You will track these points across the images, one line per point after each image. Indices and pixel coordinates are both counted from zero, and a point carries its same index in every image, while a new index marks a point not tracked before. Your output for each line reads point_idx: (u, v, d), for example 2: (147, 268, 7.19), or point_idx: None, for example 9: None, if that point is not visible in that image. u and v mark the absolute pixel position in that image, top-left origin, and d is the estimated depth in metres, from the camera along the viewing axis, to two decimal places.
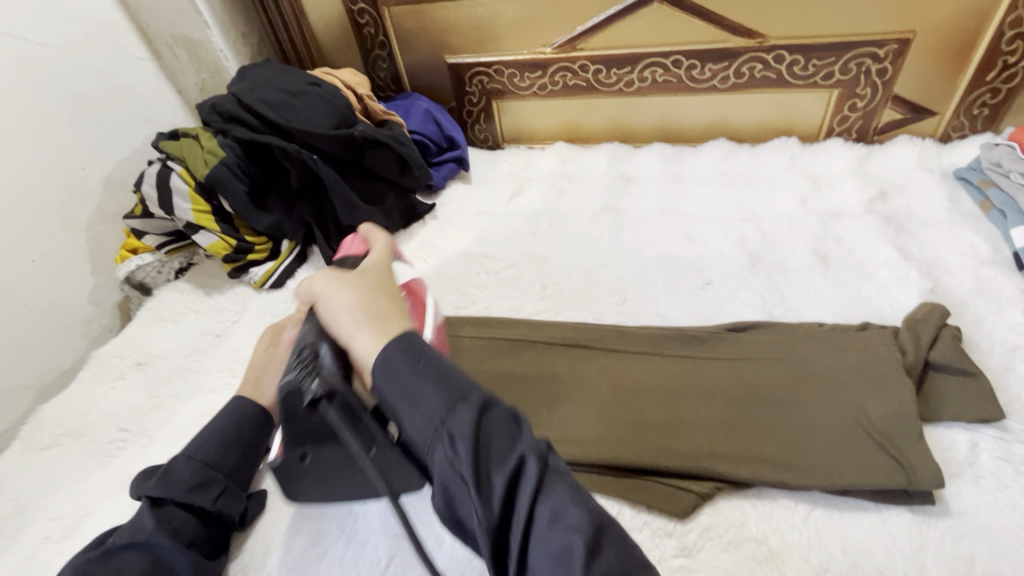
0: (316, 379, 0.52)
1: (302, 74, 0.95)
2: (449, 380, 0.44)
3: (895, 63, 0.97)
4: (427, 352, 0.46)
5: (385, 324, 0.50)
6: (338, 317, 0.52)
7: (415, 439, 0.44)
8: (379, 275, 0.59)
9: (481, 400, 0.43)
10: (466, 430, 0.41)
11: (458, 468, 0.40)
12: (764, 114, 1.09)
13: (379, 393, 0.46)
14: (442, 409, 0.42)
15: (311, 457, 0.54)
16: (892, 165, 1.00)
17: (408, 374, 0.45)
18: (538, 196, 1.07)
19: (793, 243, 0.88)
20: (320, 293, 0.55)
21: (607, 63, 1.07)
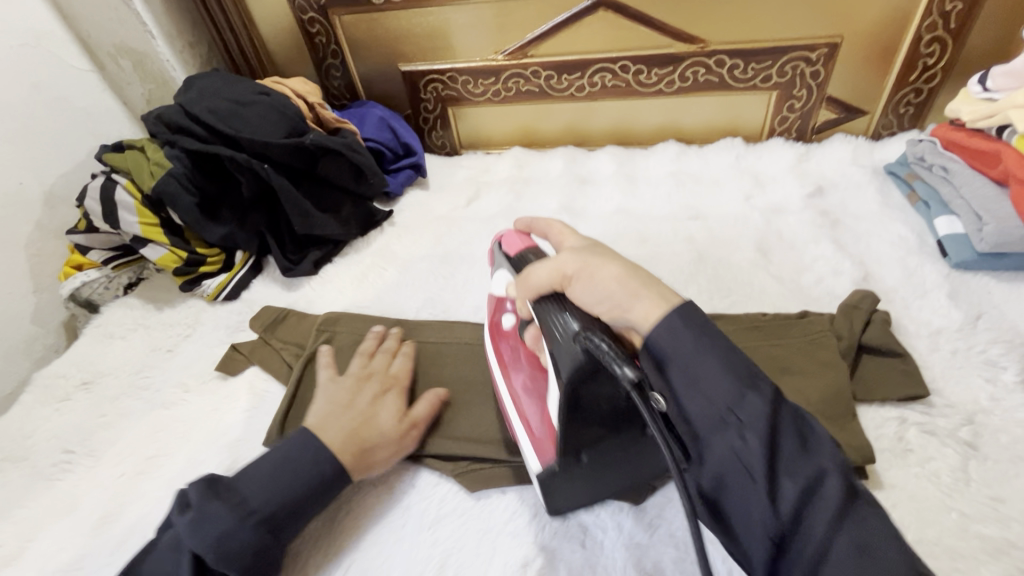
0: (628, 365, 0.43)
1: (251, 84, 0.94)
2: (734, 365, 0.45)
3: (826, 65, 1.03)
4: (710, 329, 0.46)
5: (654, 292, 0.50)
6: (604, 301, 0.51)
7: (694, 419, 0.44)
8: (600, 247, 0.57)
9: (771, 391, 0.43)
10: (761, 422, 0.42)
11: (746, 457, 0.41)
12: (710, 116, 1.13)
13: (657, 358, 0.47)
14: (733, 396, 0.43)
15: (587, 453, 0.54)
16: (828, 162, 1.05)
17: (692, 345, 0.46)
18: (496, 200, 1.08)
19: (739, 238, 0.92)
20: (576, 275, 0.52)
21: (558, 69, 1.10)
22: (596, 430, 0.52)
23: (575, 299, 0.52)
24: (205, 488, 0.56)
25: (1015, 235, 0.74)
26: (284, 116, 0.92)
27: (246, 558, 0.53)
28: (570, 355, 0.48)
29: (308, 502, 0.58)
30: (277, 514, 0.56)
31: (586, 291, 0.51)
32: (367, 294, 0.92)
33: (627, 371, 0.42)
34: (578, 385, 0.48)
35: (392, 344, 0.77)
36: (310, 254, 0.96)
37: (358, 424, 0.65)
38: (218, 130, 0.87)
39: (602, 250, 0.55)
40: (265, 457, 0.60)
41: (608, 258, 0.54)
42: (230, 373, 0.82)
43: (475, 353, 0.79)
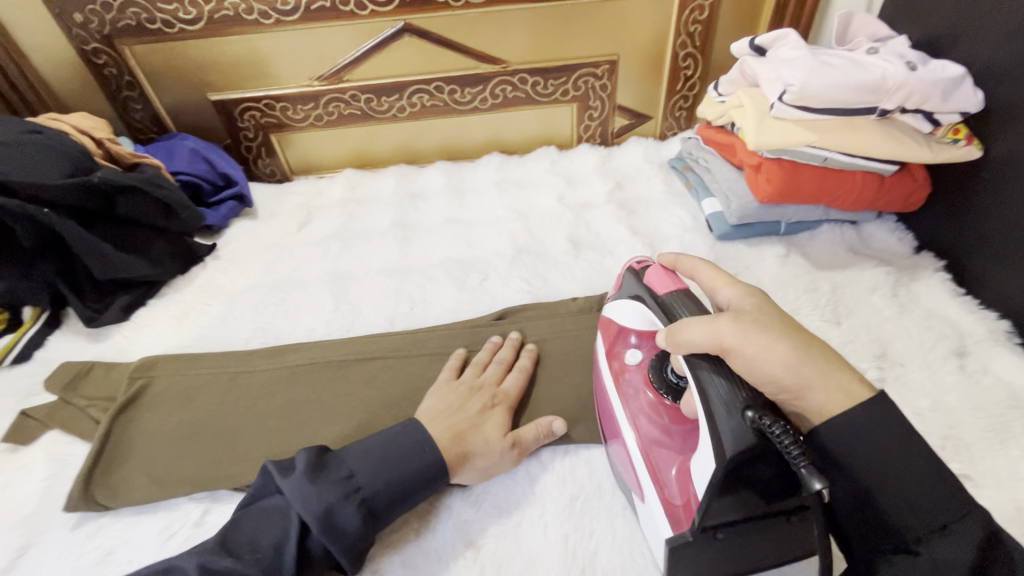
0: (818, 476, 0.41)
1: (16, 122, 0.85)
2: (916, 467, 0.45)
3: (611, 79, 1.19)
4: (913, 438, 0.46)
5: (830, 378, 0.50)
6: (772, 375, 0.50)
7: (858, 478, 0.47)
8: (764, 310, 0.53)
9: (978, 515, 0.43)
10: (957, 546, 0.42)
11: (906, 532, 0.44)
12: (527, 128, 1.24)
13: (828, 455, 0.49)
14: (938, 517, 0.44)
15: None
16: (626, 161, 1.21)
17: (871, 441, 0.47)
18: (328, 222, 1.09)
19: (553, 235, 1.03)
20: (736, 347, 0.50)
21: (376, 92, 1.14)
22: (741, 521, 0.45)
23: (728, 369, 0.50)
24: (313, 461, 0.58)
25: (752, 208, 0.93)
26: (65, 155, 0.85)
27: (350, 536, 0.56)
28: (733, 436, 0.46)
29: (406, 493, 0.59)
30: (378, 500, 0.58)
31: (745, 365, 0.51)
32: (189, 333, 0.88)
33: (816, 481, 0.41)
34: (742, 467, 0.45)
35: (507, 355, 0.76)
36: (116, 300, 0.89)
37: (463, 427, 0.65)
38: None
39: (760, 319, 0.52)
40: (368, 441, 0.62)
41: (772, 332, 0.51)
42: (21, 442, 0.72)
43: (309, 373, 0.79)
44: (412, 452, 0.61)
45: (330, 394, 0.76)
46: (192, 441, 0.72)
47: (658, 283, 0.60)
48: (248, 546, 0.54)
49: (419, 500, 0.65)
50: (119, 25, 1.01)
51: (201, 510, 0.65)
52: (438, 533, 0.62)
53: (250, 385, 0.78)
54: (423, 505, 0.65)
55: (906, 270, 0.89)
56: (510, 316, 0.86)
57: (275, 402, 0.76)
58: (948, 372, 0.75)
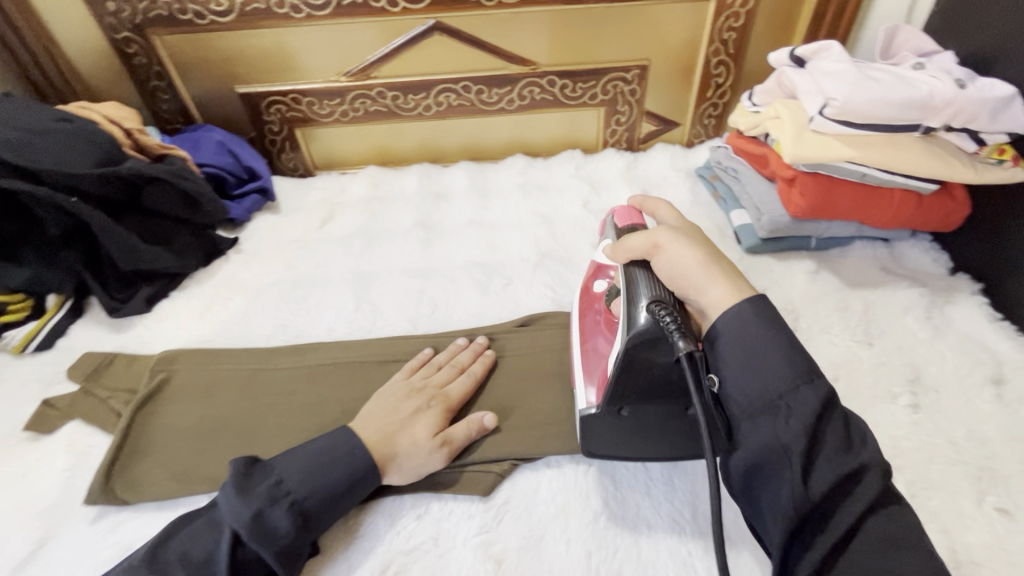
0: (685, 339, 0.53)
1: (48, 109, 0.85)
2: (797, 362, 0.51)
3: (640, 84, 1.17)
4: (777, 323, 0.53)
5: (736, 283, 0.58)
6: (682, 275, 0.60)
7: (738, 399, 0.52)
8: (693, 230, 0.65)
9: (828, 390, 0.49)
10: (808, 409, 0.48)
11: (783, 434, 0.48)
12: (552, 131, 1.23)
13: (714, 334, 0.55)
14: (787, 386, 0.50)
15: (628, 410, 0.60)
16: (652, 168, 1.19)
17: (756, 330, 0.53)
18: (351, 219, 1.08)
19: (577, 241, 1.01)
20: (665, 247, 0.62)
21: (402, 89, 1.13)
22: (643, 391, 0.58)
23: (656, 267, 0.62)
24: (244, 468, 0.59)
25: (783, 222, 0.91)
26: (94, 144, 0.84)
27: (281, 542, 0.56)
28: (642, 322, 0.58)
29: (339, 495, 0.60)
30: (312, 503, 0.58)
31: (668, 261, 0.61)
32: (210, 327, 0.87)
33: (682, 344, 0.53)
34: (641, 347, 0.58)
35: (464, 359, 0.76)
36: (140, 291, 0.89)
37: (393, 430, 0.65)
38: (8, 162, 0.78)
39: (695, 236, 0.63)
40: (301, 446, 0.62)
41: (698, 244, 0.62)
42: (43, 432, 0.72)
43: (329, 373, 0.78)
44: (345, 456, 0.62)
45: (350, 397, 0.75)
46: (213, 437, 0.71)
47: (626, 215, 0.75)
48: (176, 564, 0.55)
49: (440, 509, 0.64)
50: (150, 15, 1.01)
51: None
52: (459, 545, 0.61)
53: (270, 383, 0.77)
54: (444, 515, 0.64)
55: (940, 291, 0.87)
56: (534, 322, 0.85)
57: (295, 400, 0.75)
58: (983, 400, 0.72)
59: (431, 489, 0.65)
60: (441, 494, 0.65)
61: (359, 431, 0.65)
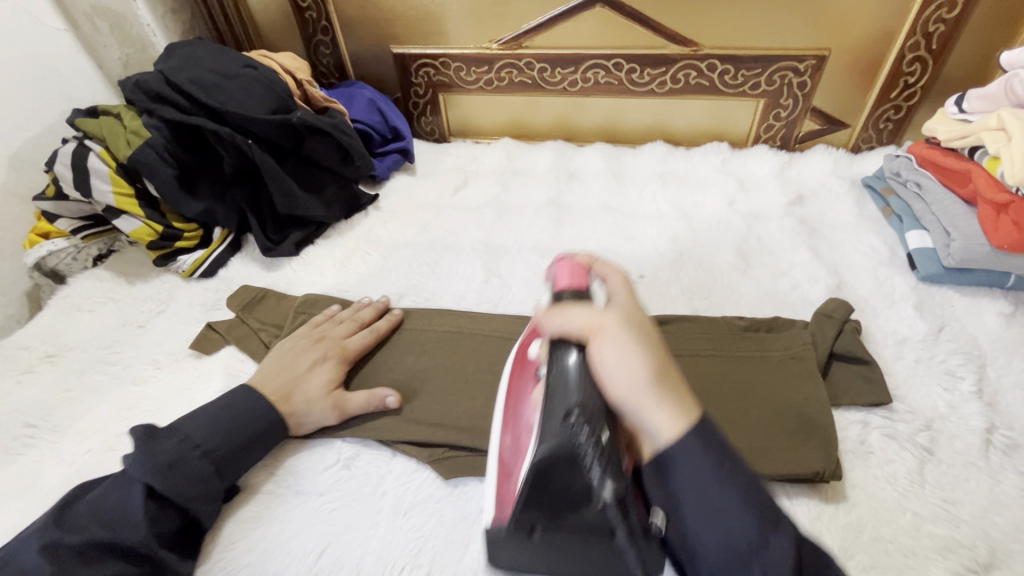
0: (610, 479, 0.41)
1: (236, 55, 0.91)
2: (758, 500, 0.43)
3: (813, 77, 1.05)
4: (731, 454, 0.44)
5: (681, 403, 0.46)
6: (622, 383, 0.47)
7: (709, 556, 0.42)
8: (645, 323, 0.53)
9: (816, 558, 0.42)
10: (784, 569, 0.40)
11: None
12: (698, 119, 1.14)
13: (660, 462, 0.45)
14: (756, 539, 0.41)
15: (540, 533, 0.45)
16: (809, 172, 1.07)
17: (712, 478, 0.43)
18: (483, 189, 1.08)
19: (719, 241, 0.93)
20: (609, 333, 0.50)
21: (551, 62, 1.10)
22: (548, 510, 0.43)
23: (591, 356, 0.49)
24: (146, 432, 0.60)
25: (980, 253, 0.77)
26: (271, 91, 0.90)
27: (192, 490, 0.58)
28: (555, 435, 0.44)
29: (248, 446, 0.64)
30: (222, 451, 0.62)
31: (605, 364, 0.48)
32: (348, 278, 0.91)
33: (606, 488, 0.40)
34: (552, 469, 0.41)
35: (364, 316, 0.80)
36: (291, 235, 0.95)
37: (290, 384, 0.70)
38: (200, 100, 0.85)
39: (647, 334, 0.51)
40: (206, 406, 0.65)
41: (647, 343, 0.50)
42: (205, 352, 0.79)
43: (456, 343, 0.79)
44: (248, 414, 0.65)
45: (476, 371, 0.75)
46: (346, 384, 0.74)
47: (567, 281, 0.58)
48: (89, 523, 0.55)
49: None
50: None
51: (352, 452, 0.68)
52: None
53: (400, 343, 0.79)
54: None
55: None
56: (661, 322, 0.78)
57: (422, 363, 0.76)
58: None
59: None
60: None
61: (260, 384, 0.69)
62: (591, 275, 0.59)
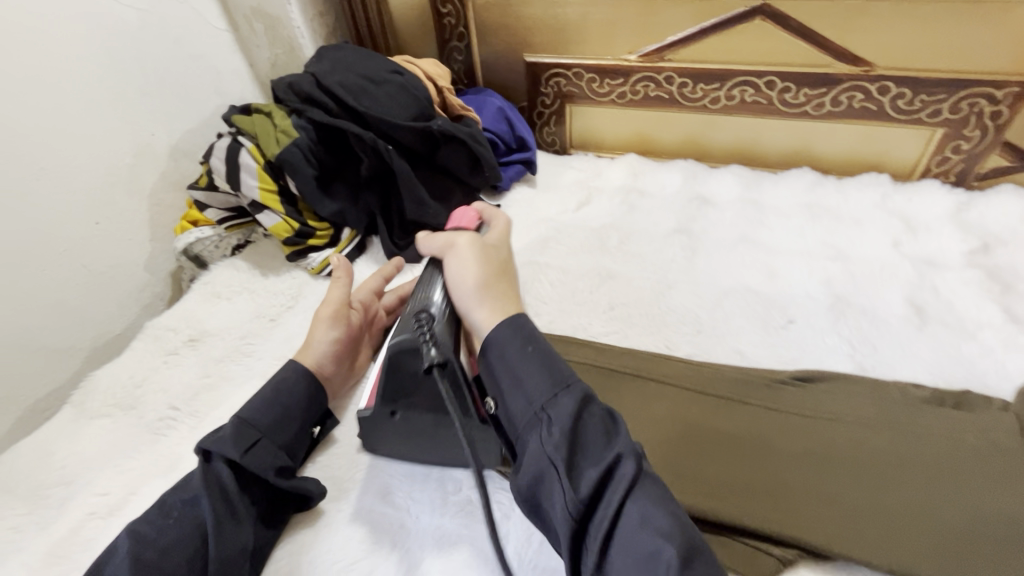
0: (435, 348, 0.56)
1: (383, 61, 0.93)
2: (553, 370, 0.51)
3: (1013, 106, 0.90)
4: (536, 337, 0.53)
5: (502, 304, 0.58)
6: (457, 286, 0.59)
7: (513, 413, 0.51)
8: (500, 255, 0.65)
9: (604, 410, 0.50)
10: (565, 418, 0.47)
11: (550, 449, 0.46)
12: (855, 147, 1.02)
13: (488, 362, 0.54)
14: (546, 395, 0.49)
15: (400, 414, 0.61)
16: (994, 216, 0.92)
17: (517, 355, 0.52)
18: (608, 208, 1.02)
19: (884, 290, 0.81)
20: (456, 248, 0.62)
21: (694, 77, 1.02)
22: (407, 396, 0.60)
23: (444, 268, 0.62)
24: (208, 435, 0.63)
25: None
26: (414, 98, 0.90)
27: (224, 440, 0.56)
28: (409, 328, 0.58)
29: (275, 395, 0.62)
30: (247, 406, 0.60)
31: (448, 267, 0.61)
32: None
33: (432, 352, 0.56)
34: (400, 353, 0.58)
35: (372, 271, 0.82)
36: (416, 242, 0.94)
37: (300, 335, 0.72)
38: (349, 104, 0.87)
39: (491, 256, 0.63)
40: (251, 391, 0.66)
41: (486, 262, 0.62)
42: None
43: (582, 375, 0.72)
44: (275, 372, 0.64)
45: None
46: None
47: (461, 220, 0.70)
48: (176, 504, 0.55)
49: None
50: None
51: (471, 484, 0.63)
52: None
53: None
54: None
55: None
56: (817, 379, 0.69)
57: None
58: None
59: None
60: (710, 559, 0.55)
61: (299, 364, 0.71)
62: (480, 223, 0.71)
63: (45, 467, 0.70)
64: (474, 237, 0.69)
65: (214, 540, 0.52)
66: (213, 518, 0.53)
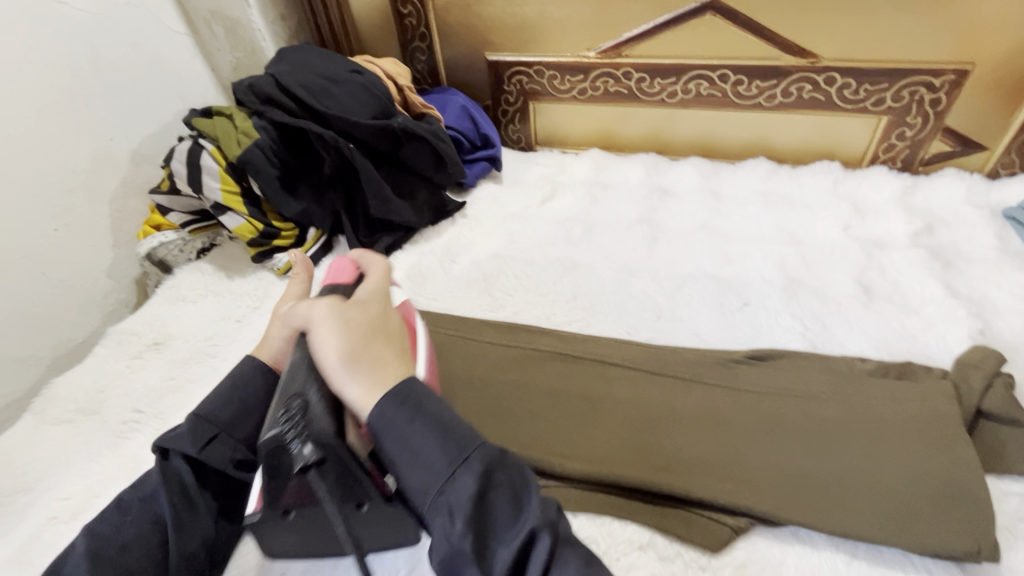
0: (311, 442, 0.47)
1: (343, 61, 0.94)
2: (450, 441, 0.47)
3: (950, 93, 0.94)
4: (426, 406, 0.49)
5: (382, 371, 0.51)
6: (326, 361, 0.50)
7: (412, 495, 0.47)
8: (376, 313, 0.57)
9: (512, 470, 0.48)
10: (466, 499, 0.45)
11: (460, 542, 0.44)
12: (806, 136, 1.06)
13: (379, 446, 0.48)
14: (443, 478, 0.46)
15: (295, 513, 0.53)
16: (937, 199, 0.97)
17: (410, 427, 0.47)
18: (572, 202, 1.04)
19: (834, 271, 0.85)
20: (314, 325, 0.53)
21: (651, 72, 1.05)
22: (302, 501, 0.52)
23: (309, 342, 0.52)
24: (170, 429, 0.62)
25: None
26: (375, 97, 0.91)
27: (181, 439, 0.55)
28: (271, 423, 0.48)
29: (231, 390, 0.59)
30: (203, 403, 0.58)
31: (313, 343, 0.52)
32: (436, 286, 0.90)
33: (307, 448, 0.47)
34: (269, 466, 0.47)
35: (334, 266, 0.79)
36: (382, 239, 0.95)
37: None
38: (309, 104, 0.87)
39: (357, 318, 0.54)
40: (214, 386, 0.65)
41: (356, 330, 0.53)
42: None
43: (543, 363, 0.74)
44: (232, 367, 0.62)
45: (564, 395, 0.70)
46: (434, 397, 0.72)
47: (337, 275, 0.62)
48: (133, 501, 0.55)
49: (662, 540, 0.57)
50: None
51: None
52: None
53: (481, 357, 0.75)
54: (671, 556, 0.56)
55: None
56: (770, 358, 0.72)
57: (500, 379, 0.72)
58: None
59: (654, 520, 0.58)
60: (667, 530, 0.58)
61: None
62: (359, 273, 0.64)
63: (4, 475, 0.69)
64: (349, 288, 0.60)
65: (176, 532, 0.53)
66: (170, 512, 0.53)
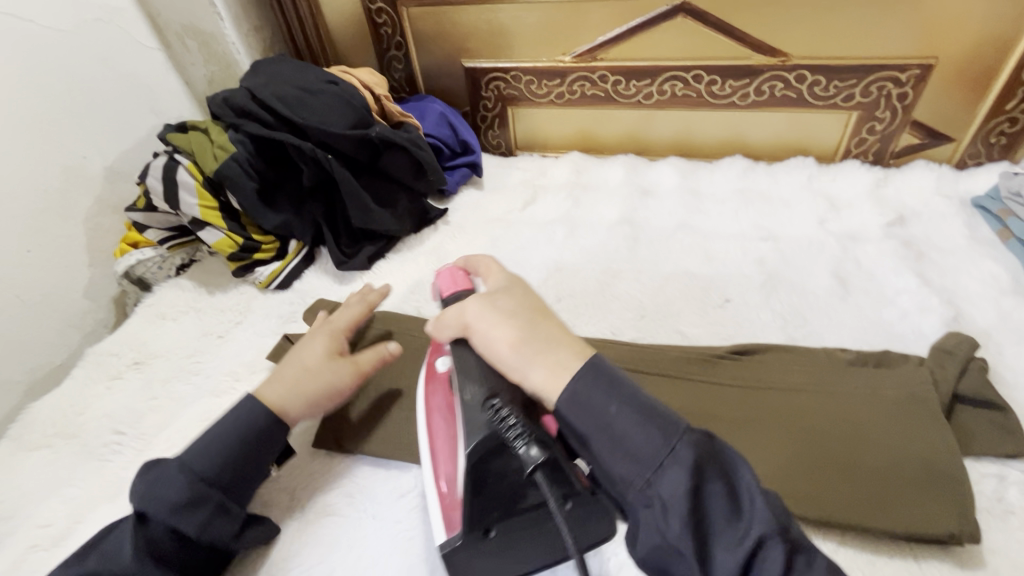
0: (533, 446, 0.50)
1: (318, 72, 0.93)
2: (654, 423, 0.46)
3: (916, 87, 0.97)
4: (620, 388, 0.48)
5: (556, 353, 0.52)
6: (499, 354, 0.55)
7: (617, 482, 0.47)
8: (515, 288, 0.61)
9: (709, 443, 0.45)
10: (673, 495, 0.42)
11: (674, 539, 0.42)
12: (781, 133, 1.08)
13: (579, 435, 0.49)
14: (651, 468, 0.44)
15: (495, 529, 0.54)
16: (908, 190, 0.99)
17: (610, 415, 0.47)
18: (554, 205, 1.05)
19: (812, 265, 0.86)
20: (473, 323, 0.57)
21: (626, 74, 1.06)
22: (502, 506, 0.53)
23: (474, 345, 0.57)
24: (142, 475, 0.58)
25: None
26: (352, 106, 0.91)
27: (174, 512, 0.54)
28: (479, 422, 0.53)
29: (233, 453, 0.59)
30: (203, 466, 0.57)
31: (478, 338, 0.56)
32: (420, 295, 0.89)
33: (531, 451, 0.49)
34: (484, 460, 0.53)
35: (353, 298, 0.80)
36: (364, 249, 0.95)
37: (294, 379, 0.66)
38: (285, 116, 0.87)
39: (519, 301, 0.58)
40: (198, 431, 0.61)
41: (519, 313, 0.56)
42: None
43: None
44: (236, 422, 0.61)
45: None
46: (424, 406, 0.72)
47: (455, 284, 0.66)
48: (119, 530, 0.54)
49: None
50: None
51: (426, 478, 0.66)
52: None
53: None
54: None
55: None
56: (752, 352, 0.73)
57: None
58: None
59: None
60: None
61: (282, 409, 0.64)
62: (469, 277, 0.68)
63: None
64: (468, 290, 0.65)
65: None
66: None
